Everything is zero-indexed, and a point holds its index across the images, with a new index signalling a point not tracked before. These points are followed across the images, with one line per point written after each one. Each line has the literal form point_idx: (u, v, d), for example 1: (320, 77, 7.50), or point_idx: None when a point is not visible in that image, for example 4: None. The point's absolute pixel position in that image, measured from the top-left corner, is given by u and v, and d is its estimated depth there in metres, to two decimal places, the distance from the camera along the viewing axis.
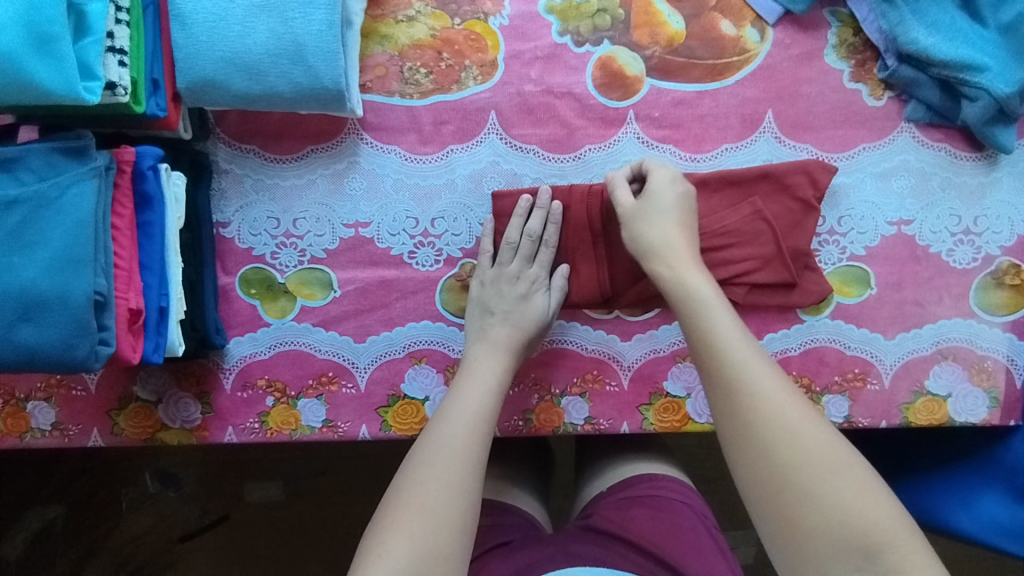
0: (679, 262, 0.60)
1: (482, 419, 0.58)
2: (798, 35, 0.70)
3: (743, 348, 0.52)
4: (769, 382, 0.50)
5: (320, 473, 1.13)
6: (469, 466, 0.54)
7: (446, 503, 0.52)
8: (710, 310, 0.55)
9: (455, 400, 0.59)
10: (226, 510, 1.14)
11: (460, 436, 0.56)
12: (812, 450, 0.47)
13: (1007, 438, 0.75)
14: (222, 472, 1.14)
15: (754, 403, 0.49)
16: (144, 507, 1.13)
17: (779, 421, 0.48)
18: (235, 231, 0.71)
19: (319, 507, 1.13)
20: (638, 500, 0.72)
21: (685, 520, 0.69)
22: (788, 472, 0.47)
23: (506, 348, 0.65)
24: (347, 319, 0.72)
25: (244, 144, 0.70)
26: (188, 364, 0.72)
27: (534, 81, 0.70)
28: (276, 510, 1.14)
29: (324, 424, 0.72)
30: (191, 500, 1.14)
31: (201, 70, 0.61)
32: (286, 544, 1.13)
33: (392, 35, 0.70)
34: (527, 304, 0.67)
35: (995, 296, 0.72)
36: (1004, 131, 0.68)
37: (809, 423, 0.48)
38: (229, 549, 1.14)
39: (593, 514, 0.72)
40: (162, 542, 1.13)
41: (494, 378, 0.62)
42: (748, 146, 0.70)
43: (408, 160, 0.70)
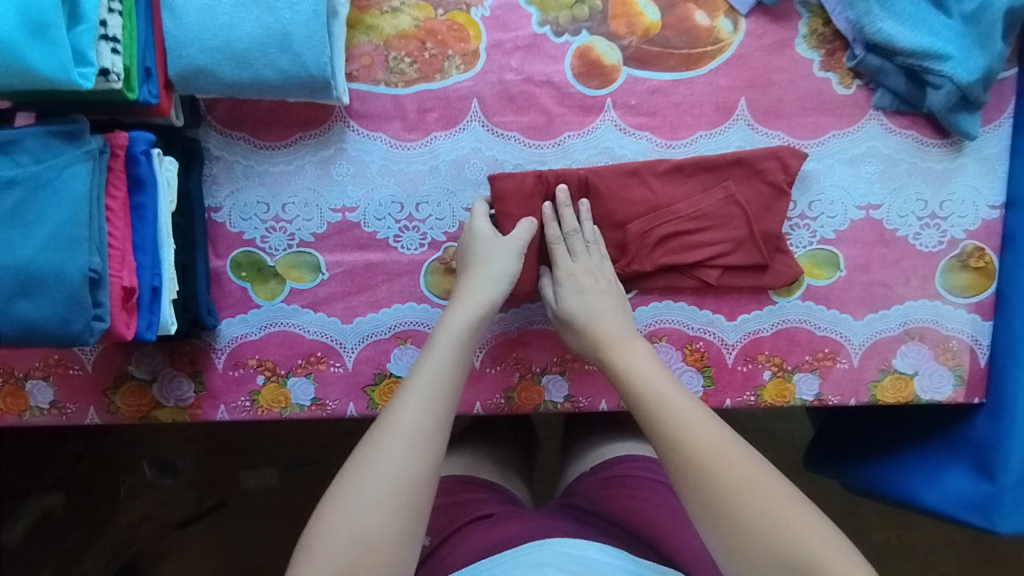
0: (629, 350, 0.65)
1: (428, 401, 0.58)
2: (770, 25, 0.71)
3: (702, 432, 0.56)
4: (723, 452, 0.54)
5: (314, 462, 1.16)
6: (410, 450, 0.55)
7: (375, 493, 0.53)
8: (660, 391, 0.60)
9: (415, 374, 0.60)
10: (223, 498, 1.17)
11: (400, 419, 0.56)
12: (777, 513, 0.51)
13: (972, 416, 0.78)
14: (220, 460, 1.18)
15: (722, 477, 0.53)
16: (141, 495, 1.16)
17: (736, 491, 0.52)
18: (227, 216, 0.73)
19: (311, 495, 1.16)
20: (617, 479, 0.75)
21: (662, 495, 0.72)
22: (752, 527, 0.50)
23: (473, 315, 0.65)
24: (335, 300, 0.75)
25: (234, 131, 0.72)
26: (182, 344, 0.75)
27: (515, 70, 0.72)
28: (270, 496, 1.17)
29: (312, 402, 0.76)
30: (189, 487, 1.17)
31: (192, 59, 0.63)
32: (280, 529, 1.16)
33: (377, 25, 0.71)
34: (473, 241, 0.69)
35: (961, 277, 0.75)
36: (968, 118, 0.70)
37: (764, 491, 0.52)
38: (221, 538, 1.17)
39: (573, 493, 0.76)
40: (159, 528, 1.16)
41: (448, 352, 0.62)
42: (721, 133, 0.73)
43: (393, 147, 0.73)
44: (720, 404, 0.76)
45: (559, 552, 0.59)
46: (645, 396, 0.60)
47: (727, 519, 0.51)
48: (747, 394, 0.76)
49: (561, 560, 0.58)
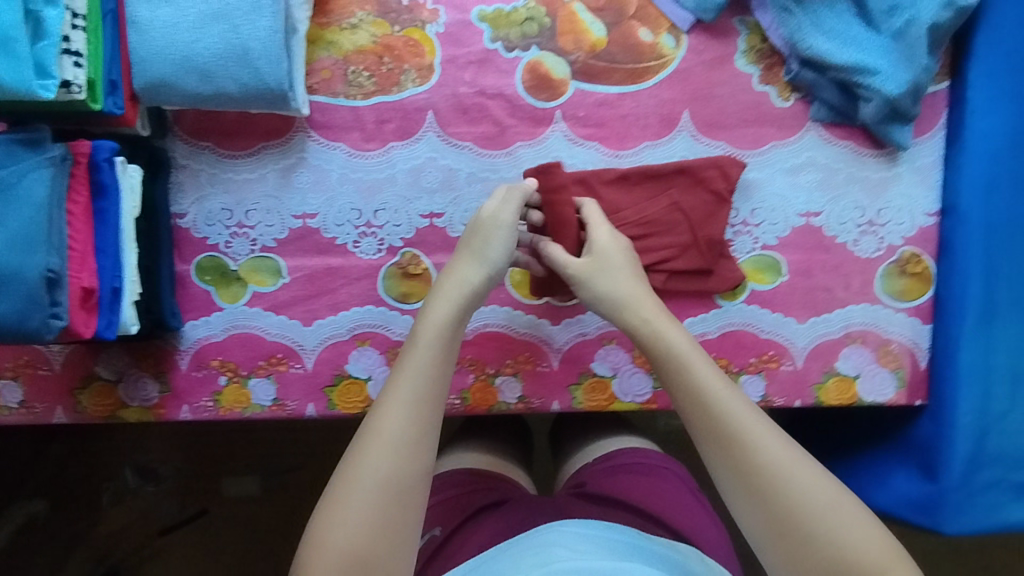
0: (659, 317, 0.65)
1: (409, 415, 0.58)
2: (710, 41, 0.75)
3: (735, 404, 0.57)
4: (757, 428, 0.56)
5: (296, 469, 1.19)
6: (395, 467, 0.56)
7: (364, 511, 0.54)
8: (692, 360, 0.61)
9: (394, 383, 0.59)
10: (204, 505, 1.19)
11: (385, 435, 0.56)
12: (809, 493, 0.53)
13: (915, 419, 0.80)
14: (203, 466, 1.19)
15: (761, 452, 0.55)
16: (121, 504, 1.18)
17: (768, 467, 0.54)
18: (192, 222, 0.76)
19: (292, 501, 1.19)
20: (623, 468, 0.77)
21: (665, 482, 0.76)
22: (787, 503, 0.53)
23: (451, 316, 0.63)
24: (295, 303, 0.78)
25: (200, 141, 0.75)
26: (147, 345, 0.78)
27: (468, 83, 0.75)
28: (254, 504, 1.19)
29: (273, 402, 0.79)
30: (169, 495, 1.19)
31: (156, 72, 0.66)
32: (261, 533, 1.19)
33: (337, 41, 0.74)
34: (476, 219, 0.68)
35: (898, 282, 0.78)
36: (900, 129, 0.74)
37: (796, 465, 0.54)
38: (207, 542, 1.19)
39: (581, 483, 0.77)
40: (141, 537, 1.18)
41: (428, 358, 0.60)
42: (666, 143, 0.76)
43: (352, 156, 0.76)
44: (668, 405, 0.80)
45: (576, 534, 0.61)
46: (678, 364, 0.61)
47: (762, 493, 0.54)
48: None
49: (571, 539, 0.60)
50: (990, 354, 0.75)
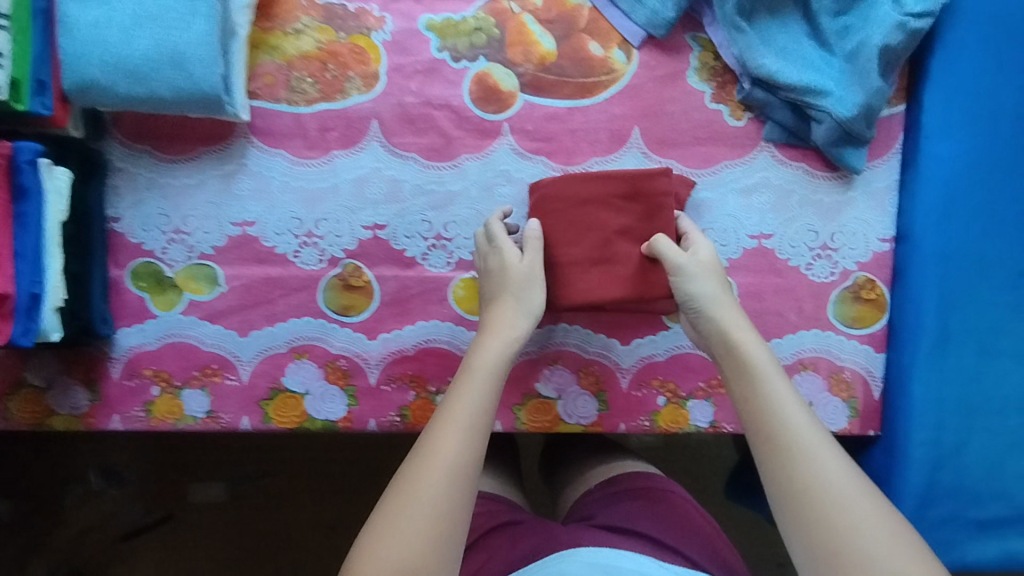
0: (738, 324, 0.63)
1: (475, 430, 0.58)
2: (662, 57, 0.74)
3: (799, 420, 0.57)
4: (817, 449, 0.56)
5: (264, 476, 1.16)
6: (460, 479, 0.55)
7: (425, 520, 0.53)
8: (764, 371, 0.60)
9: (456, 400, 0.59)
10: (170, 510, 1.16)
11: (453, 446, 0.56)
12: (862, 521, 0.52)
13: (868, 449, 0.79)
14: (168, 471, 1.16)
15: (820, 471, 0.55)
16: (88, 505, 1.15)
17: (822, 489, 0.54)
18: (127, 226, 0.74)
19: (260, 509, 1.16)
20: (629, 493, 0.75)
21: (678, 509, 0.73)
22: (837, 528, 0.52)
23: (511, 337, 0.63)
24: (232, 313, 0.75)
25: (137, 145, 0.74)
26: (78, 352, 0.75)
27: (414, 93, 0.74)
28: (221, 510, 1.16)
29: (206, 414, 0.76)
30: (134, 499, 1.16)
31: (85, 73, 0.64)
32: (223, 544, 1.16)
33: (280, 46, 0.73)
34: (502, 268, 0.67)
35: (852, 308, 0.76)
36: (853, 152, 0.72)
37: (851, 492, 0.54)
38: (174, 551, 1.16)
39: (589, 515, 0.73)
40: (104, 541, 1.15)
41: (493, 376, 0.61)
42: (616, 160, 0.74)
43: (293, 164, 0.74)
44: (614, 428, 0.77)
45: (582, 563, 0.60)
46: (747, 372, 0.60)
47: (812, 512, 0.54)
48: (641, 419, 0.77)
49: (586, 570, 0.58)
50: (943, 385, 0.73)
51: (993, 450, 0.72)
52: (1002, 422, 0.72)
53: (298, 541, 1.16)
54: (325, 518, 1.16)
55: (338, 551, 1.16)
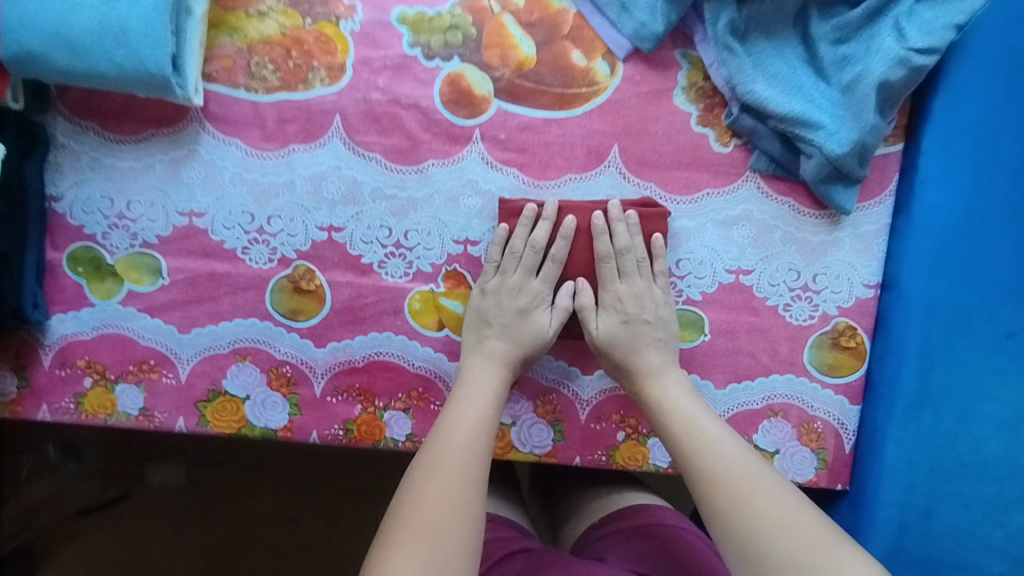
0: (660, 368, 0.66)
1: (479, 437, 0.60)
2: (648, 73, 0.70)
3: (731, 452, 0.57)
4: (752, 474, 0.55)
5: (223, 463, 1.13)
6: (469, 481, 0.55)
7: (446, 518, 0.52)
8: (688, 411, 0.62)
9: (455, 414, 0.61)
10: (126, 489, 1.12)
11: (459, 450, 0.58)
12: (806, 536, 0.50)
13: (837, 503, 0.75)
14: (127, 449, 1.13)
15: (756, 495, 0.54)
16: (44, 477, 1.12)
17: (764, 511, 0.53)
18: (68, 207, 0.70)
19: (217, 497, 1.12)
20: (636, 531, 0.66)
21: (691, 542, 0.64)
22: (783, 549, 0.50)
23: (500, 363, 0.66)
24: (173, 307, 0.71)
25: (84, 121, 0.70)
26: (10, 335, 0.71)
27: (381, 89, 0.69)
28: (178, 495, 1.12)
29: (140, 412, 0.72)
30: (93, 475, 1.12)
31: (22, 41, 0.60)
32: (180, 531, 1.12)
33: (242, 28, 0.69)
34: (527, 319, 0.67)
35: (830, 355, 0.72)
36: (843, 191, 0.68)
37: (796, 512, 0.52)
38: (128, 530, 1.11)
39: (601, 557, 0.65)
40: (59, 515, 1.11)
41: (491, 392, 0.64)
42: (591, 178, 0.70)
43: (248, 155, 0.70)
44: (569, 461, 0.72)
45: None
46: (672, 415, 0.62)
47: (756, 536, 0.52)
48: (598, 454, 0.72)
49: None
50: (918, 445, 0.69)
51: (964, 518, 0.68)
52: (976, 490, 0.68)
53: (256, 532, 1.11)
54: (285, 509, 1.12)
55: (296, 545, 1.11)
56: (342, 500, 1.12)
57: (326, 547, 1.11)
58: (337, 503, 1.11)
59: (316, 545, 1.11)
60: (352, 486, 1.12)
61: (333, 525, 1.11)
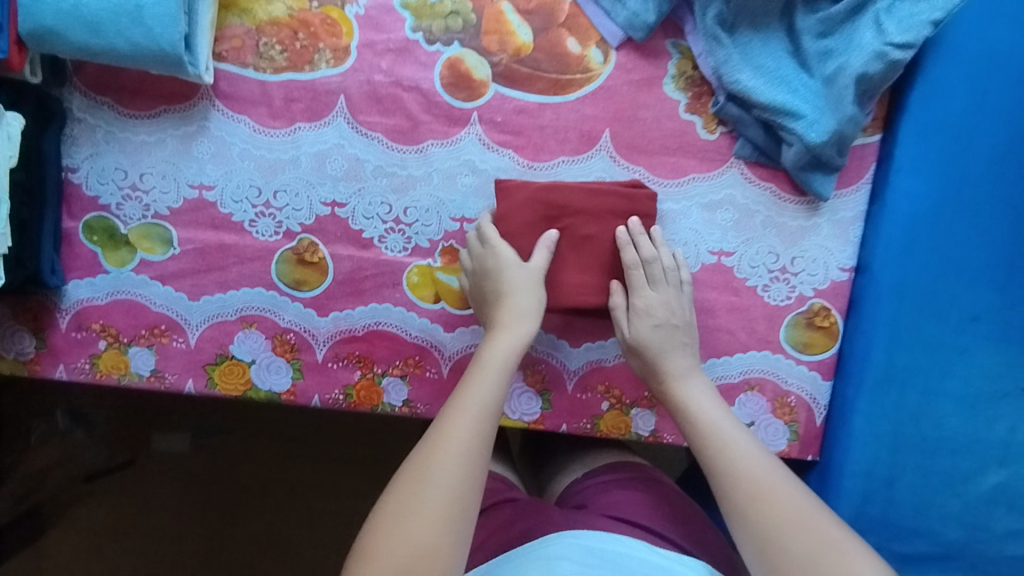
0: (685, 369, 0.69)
1: (482, 417, 0.59)
2: (639, 61, 0.73)
3: (749, 457, 0.61)
4: (770, 481, 0.59)
5: (226, 432, 1.17)
6: (462, 464, 0.55)
7: (432, 504, 0.53)
8: (712, 417, 0.64)
9: (462, 392, 0.61)
10: (132, 456, 1.17)
11: (458, 432, 0.57)
12: (816, 537, 0.54)
13: (806, 472, 0.80)
14: (133, 418, 1.17)
15: (772, 501, 0.57)
16: (52, 444, 1.15)
17: (780, 514, 0.56)
18: (83, 178, 0.74)
19: (221, 465, 1.17)
20: (620, 483, 0.71)
21: (667, 498, 0.69)
22: (793, 551, 0.54)
23: (518, 325, 0.66)
24: (183, 276, 0.75)
25: (99, 96, 0.73)
26: (28, 299, 0.75)
27: (384, 72, 0.72)
28: (181, 462, 1.17)
29: (151, 373, 0.76)
30: (99, 442, 1.16)
31: (41, 17, 0.63)
32: (183, 497, 1.17)
33: (251, 10, 0.72)
34: (515, 270, 0.68)
35: (804, 334, 0.76)
36: (822, 179, 0.72)
37: (807, 515, 0.56)
38: (136, 494, 1.17)
39: (584, 504, 0.70)
40: (65, 480, 1.16)
41: (501, 365, 0.62)
42: (583, 161, 0.73)
43: (256, 132, 0.73)
44: (556, 428, 0.77)
45: (581, 546, 0.55)
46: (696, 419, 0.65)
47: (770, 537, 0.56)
48: (583, 422, 0.77)
49: (578, 553, 0.53)
50: (884, 420, 0.73)
51: (922, 488, 0.73)
52: (937, 462, 0.73)
53: (257, 497, 1.16)
54: (286, 478, 1.16)
55: (296, 512, 1.16)
56: (339, 471, 1.17)
57: (323, 510, 1.16)
58: (335, 469, 1.16)
59: (315, 509, 1.16)
60: (352, 456, 1.17)
61: (331, 494, 1.16)
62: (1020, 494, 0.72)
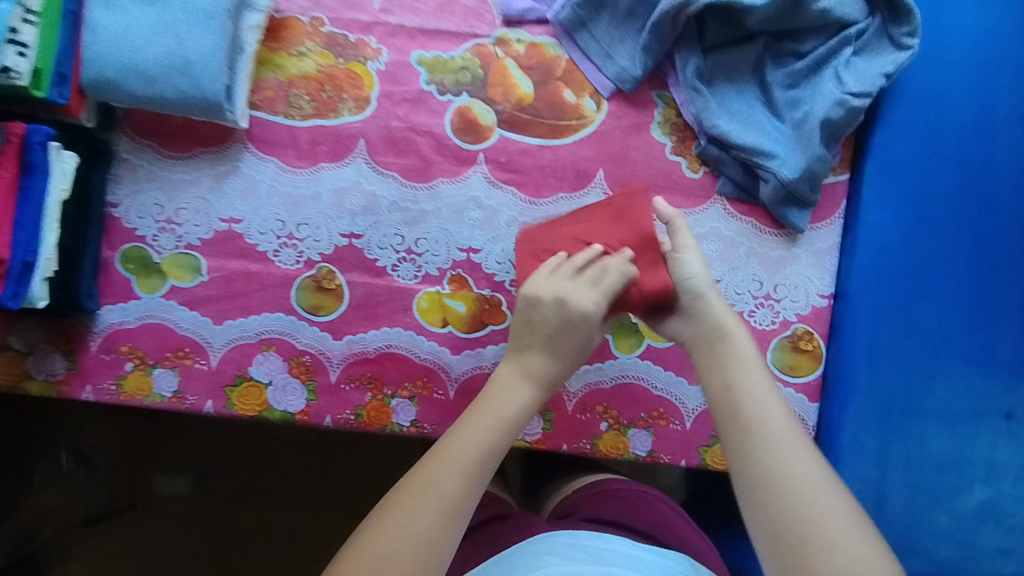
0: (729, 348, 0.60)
1: (473, 466, 0.54)
2: (629, 109, 0.81)
3: (777, 422, 0.54)
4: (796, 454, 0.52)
5: (228, 475, 1.18)
6: (443, 511, 0.52)
7: (401, 550, 0.50)
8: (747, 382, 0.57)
9: (460, 432, 0.57)
10: (133, 500, 1.17)
11: (448, 479, 0.53)
12: (837, 523, 0.49)
13: None
14: (138, 459, 1.17)
15: (795, 475, 0.51)
16: (53, 486, 1.15)
17: (801, 490, 0.50)
18: (123, 212, 0.81)
19: (221, 508, 1.17)
20: (605, 493, 0.74)
21: (648, 503, 0.73)
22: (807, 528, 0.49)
23: (541, 371, 0.61)
24: (209, 301, 0.81)
25: (143, 140, 0.81)
26: (62, 323, 0.80)
27: (400, 118, 0.81)
28: (182, 504, 1.17)
29: (173, 394, 0.80)
30: (101, 484, 1.17)
31: (101, 70, 0.72)
32: (181, 541, 1.17)
33: (284, 65, 0.81)
34: (577, 312, 0.63)
35: (790, 357, 0.80)
36: (798, 213, 0.79)
37: (831, 496, 0.50)
38: (137, 537, 1.17)
39: (569, 512, 0.72)
40: (64, 523, 1.15)
41: (508, 413, 0.58)
42: (580, 196, 0.80)
43: (283, 171, 0.81)
44: (557, 448, 0.80)
45: (566, 544, 0.58)
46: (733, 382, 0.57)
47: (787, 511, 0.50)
48: (583, 442, 0.81)
49: (563, 548, 0.56)
50: (870, 440, 0.77)
51: (911, 506, 0.76)
52: (923, 480, 0.76)
53: (258, 538, 1.17)
54: (286, 518, 1.17)
55: (294, 556, 1.16)
56: (337, 513, 1.18)
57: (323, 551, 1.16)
58: (335, 509, 1.17)
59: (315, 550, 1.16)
60: (350, 499, 1.18)
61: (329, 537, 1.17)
62: (1006, 510, 0.75)
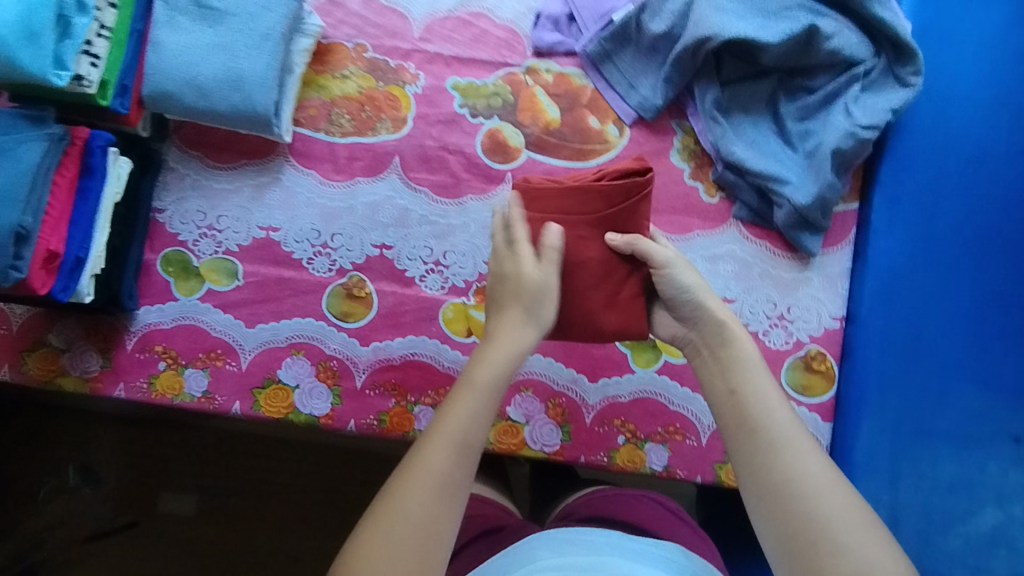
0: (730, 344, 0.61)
1: (466, 443, 0.53)
2: (649, 136, 0.86)
3: (780, 420, 0.55)
4: (799, 447, 0.54)
5: (235, 495, 1.16)
6: (441, 493, 0.51)
7: (406, 539, 0.49)
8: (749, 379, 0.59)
9: (449, 408, 0.55)
10: (136, 517, 1.16)
11: (444, 462, 0.52)
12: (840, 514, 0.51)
13: None
14: (145, 476, 1.16)
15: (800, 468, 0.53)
16: (58, 500, 1.15)
17: (804, 481, 0.52)
18: (168, 217, 0.85)
19: (225, 528, 1.16)
20: (602, 495, 0.75)
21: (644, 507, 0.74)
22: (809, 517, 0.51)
23: (520, 331, 0.59)
24: (243, 305, 0.84)
25: (191, 151, 0.86)
26: (101, 322, 0.83)
27: (434, 138, 0.86)
28: (186, 525, 1.16)
29: (203, 394, 0.83)
30: (106, 501, 1.16)
31: (161, 83, 0.77)
32: (184, 562, 1.15)
33: (328, 86, 0.87)
34: (522, 276, 0.62)
35: (803, 377, 0.83)
36: (810, 237, 0.83)
37: (832, 486, 0.52)
38: (139, 556, 1.15)
39: (566, 514, 0.74)
40: (68, 538, 1.15)
41: (490, 371, 0.56)
42: None
43: (321, 184, 0.85)
44: (574, 460, 0.82)
45: (564, 538, 0.58)
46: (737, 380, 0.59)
47: (790, 501, 0.52)
48: (600, 454, 0.82)
49: (559, 544, 0.57)
50: (880, 458, 0.78)
51: (923, 528, 0.76)
52: (935, 501, 0.77)
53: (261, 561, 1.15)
54: (290, 543, 1.15)
55: None
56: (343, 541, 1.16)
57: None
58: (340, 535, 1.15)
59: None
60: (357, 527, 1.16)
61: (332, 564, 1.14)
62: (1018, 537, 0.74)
